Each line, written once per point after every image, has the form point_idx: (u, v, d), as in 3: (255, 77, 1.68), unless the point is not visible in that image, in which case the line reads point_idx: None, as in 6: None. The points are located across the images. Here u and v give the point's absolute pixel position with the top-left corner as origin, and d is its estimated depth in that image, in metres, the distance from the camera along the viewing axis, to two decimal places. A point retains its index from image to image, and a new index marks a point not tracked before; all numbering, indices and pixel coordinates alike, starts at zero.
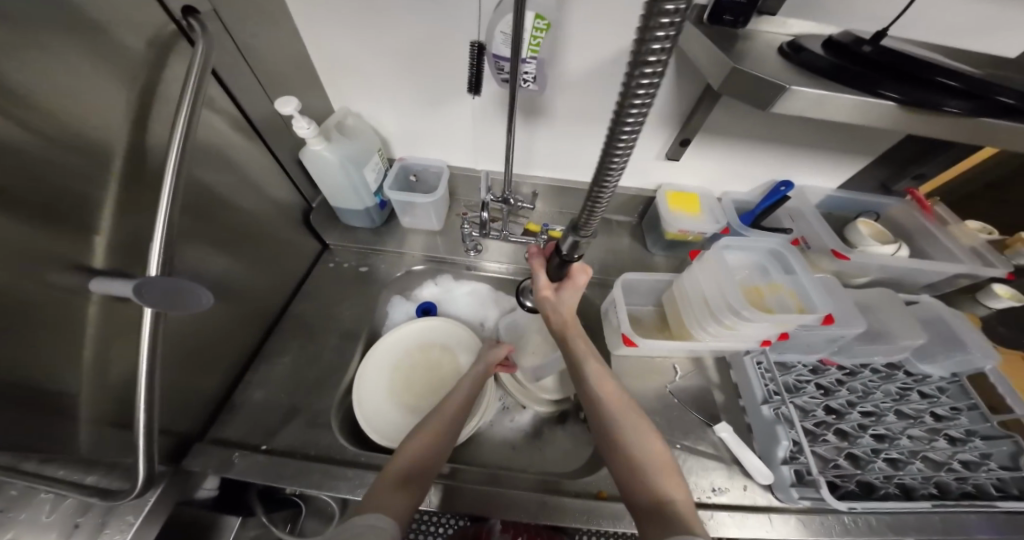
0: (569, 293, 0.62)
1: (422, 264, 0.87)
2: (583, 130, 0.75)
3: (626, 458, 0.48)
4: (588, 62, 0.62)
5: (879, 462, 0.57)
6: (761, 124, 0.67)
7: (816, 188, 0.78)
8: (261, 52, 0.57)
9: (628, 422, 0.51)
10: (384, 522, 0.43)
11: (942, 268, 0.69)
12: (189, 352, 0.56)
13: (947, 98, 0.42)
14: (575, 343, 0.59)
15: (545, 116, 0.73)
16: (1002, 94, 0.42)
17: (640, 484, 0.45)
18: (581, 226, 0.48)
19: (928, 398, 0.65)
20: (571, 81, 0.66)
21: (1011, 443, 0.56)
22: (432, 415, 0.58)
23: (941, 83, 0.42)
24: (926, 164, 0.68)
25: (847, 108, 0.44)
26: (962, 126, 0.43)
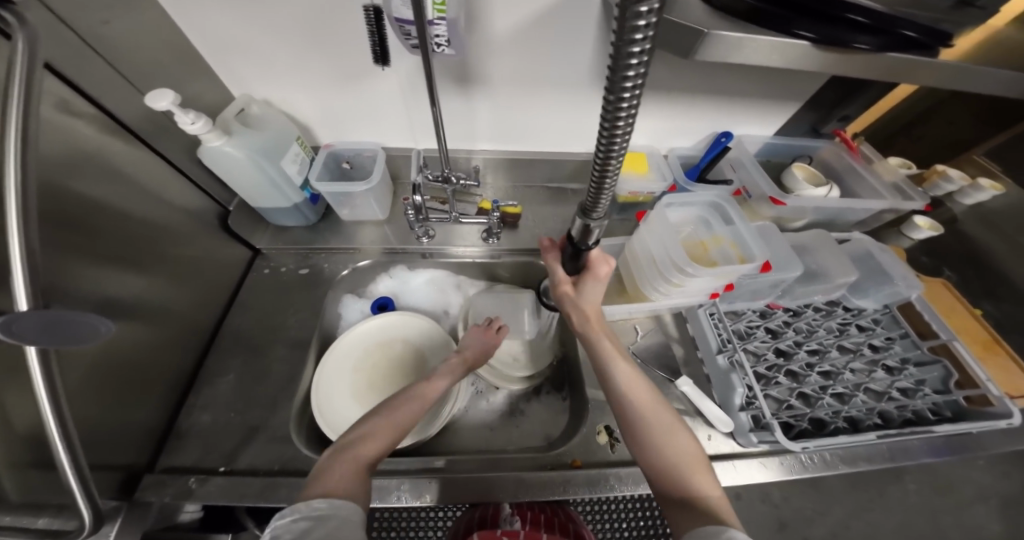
0: (591, 285, 0.58)
1: (370, 259, 0.82)
2: (522, 97, 0.71)
3: (655, 445, 0.48)
4: (515, 20, 0.57)
5: (826, 399, 0.62)
6: (696, 74, 0.66)
7: (755, 137, 0.79)
8: (119, 38, 0.48)
9: (656, 423, 0.49)
10: (345, 508, 0.39)
11: (869, 204, 0.72)
12: (108, 373, 0.50)
13: (857, 33, 0.41)
14: (601, 338, 0.56)
15: (476, 83, 0.68)
16: (907, 26, 0.41)
17: (674, 481, 0.45)
18: (591, 212, 0.42)
19: (866, 330, 0.70)
20: (499, 44, 0.61)
21: (940, 367, 0.64)
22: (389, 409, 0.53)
23: (853, 19, 0.40)
24: (849, 104, 0.70)
25: (768, 50, 0.43)
26: (872, 61, 0.44)
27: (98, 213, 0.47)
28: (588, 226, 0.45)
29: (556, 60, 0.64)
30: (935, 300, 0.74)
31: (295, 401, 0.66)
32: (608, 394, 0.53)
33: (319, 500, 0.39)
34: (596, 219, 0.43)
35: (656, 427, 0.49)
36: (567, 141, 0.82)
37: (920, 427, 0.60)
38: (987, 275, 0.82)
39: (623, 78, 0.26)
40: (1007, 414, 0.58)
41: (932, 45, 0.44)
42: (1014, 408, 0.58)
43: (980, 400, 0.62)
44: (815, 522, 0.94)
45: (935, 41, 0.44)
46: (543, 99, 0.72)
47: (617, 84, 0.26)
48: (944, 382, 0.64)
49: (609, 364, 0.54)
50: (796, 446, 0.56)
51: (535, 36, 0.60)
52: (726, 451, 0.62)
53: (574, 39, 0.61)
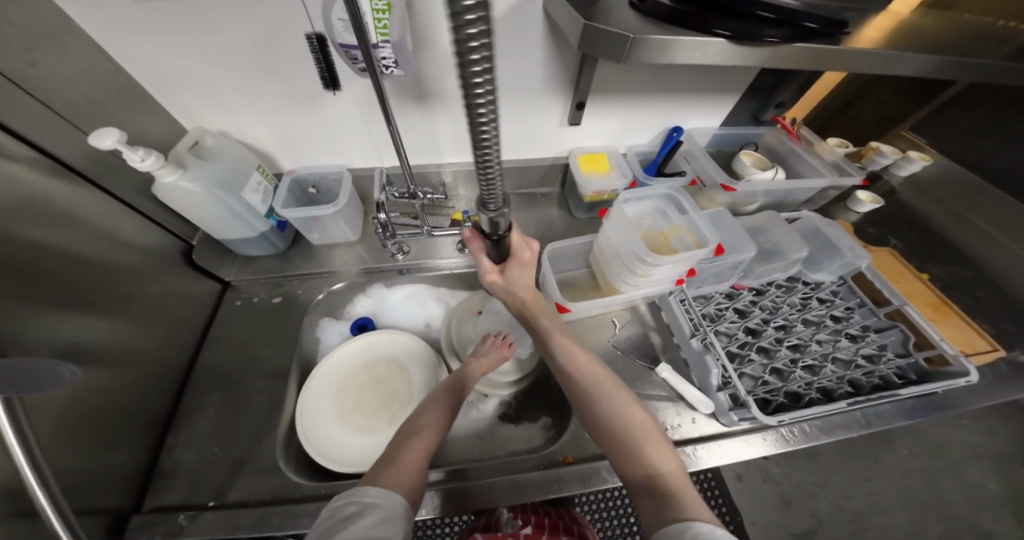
0: (518, 271, 0.62)
1: (344, 282, 0.82)
2: None
3: (608, 423, 0.48)
4: None
5: (797, 372, 0.65)
6: (636, 76, 0.70)
7: (703, 129, 0.83)
8: (51, 78, 0.47)
9: (604, 397, 0.51)
10: (394, 501, 0.40)
11: (813, 183, 0.77)
12: (82, 417, 0.49)
13: (765, 29, 0.45)
14: (539, 317, 0.60)
15: (433, 99, 0.70)
16: (807, 19, 0.46)
17: (630, 459, 0.45)
18: (489, 203, 0.36)
19: (826, 302, 0.74)
20: (451, 59, 0.63)
21: (898, 331, 0.67)
22: (432, 410, 0.55)
23: (762, 15, 0.44)
24: (780, 92, 0.75)
25: (690, 49, 0.46)
26: (785, 53, 0.47)
27: (45, 257, 0.46)
28: (493, 220, 0.39)
29: (506, 74, 0.67)
30: (886, 268, 0.78)
31: (280, 429, 0.65)
32: (558, 375, 0.55)
33: (371, 492, 0.40)
34: (496, 213, 0.38)
35: (607, 405, 0.50)
36: (529, 148, 0.84)
37: (887, 391, 0.64)
38: (931, 238, 0.88)
39: (471, 74, 0.23)
40: (964, 372, 0.62)
41: (832, 34, 0.49)
42: (971, 367, 0.62)
43: (939, 360, 0.65)
44: (817, 495, 0.97)
45: (833, 31, 0.49)
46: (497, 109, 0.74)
47: (467, 81, 0.24)
48: (904, 344, 0.67)
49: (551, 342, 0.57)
50: (773, 420, 0.58)
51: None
52: (712, 433, 0.63)
53: (518, 50, 0.63)
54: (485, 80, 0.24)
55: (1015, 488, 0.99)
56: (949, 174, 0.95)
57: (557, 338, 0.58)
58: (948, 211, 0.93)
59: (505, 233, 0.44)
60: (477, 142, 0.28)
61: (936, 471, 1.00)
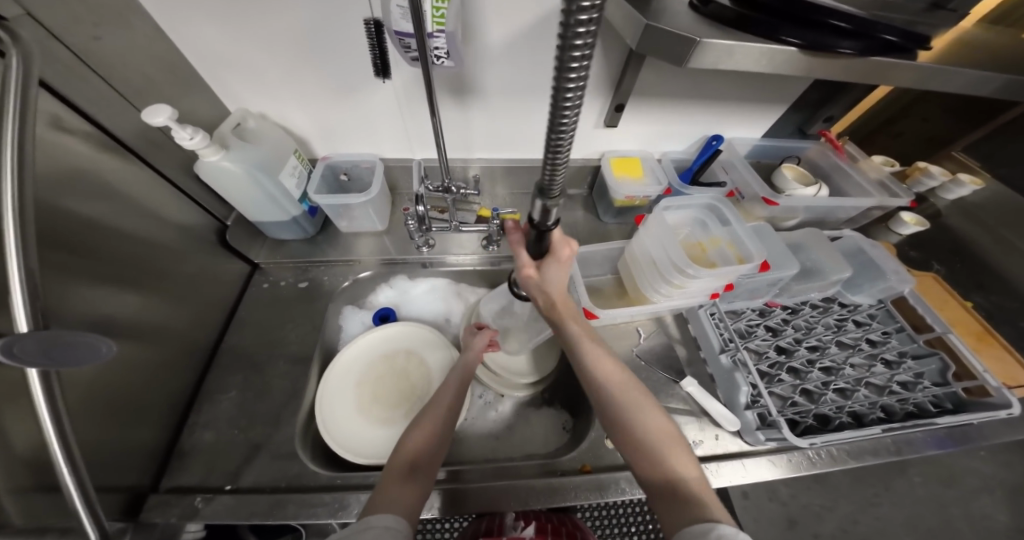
0: (553, 269, 0.54)
1: (371, 270, 0.82)
2: (518, 105, 0.72)
3: (631, 430, 0.47)
4: (509, 30, 0.58)
5: (829, 394, 0.63)
6: (683, 81, 0.68)
7: (744, 139, 0.81)
8: (111, 54, 0.48)
9: (632, 406, 0.49)
10: (400, 524, 0.41)
11: (858, 202, 0.74)
12: (108, 403, 0.49)
13: (839, 39, 0.43)
14: (568, 321, 0.55)
15: (471, 92, 0.68)
16: (885, 31, 0.43)
17: (653, 466, 0.44)
18: (548, 191, 0.34)
19: (862, 325, 0.71)
20: (497, 52, 0.62)
21: (938, 360, 0.64)
22: (422, 421, 0.53)
23: (837, 25, 0.42)
24: (832, 106, 0.73)
25: (757, 55, 0.44)
26: (854, 66, 0.46)
27: (85, 230, 0.45)
28: (545, 209, 0.38)
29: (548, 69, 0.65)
30: (928, 293, 0.75)
31: (298, 416, 0.65)
32: (582, 379, 0.52)
33: (373, 517, 0.40)
34: (553, 203, 0.36)
35: (641, 419, 0.47)
36: None
37: (923, 420, 0.61)
38: (971, 265, 0.85)
39: (568, 71, 0.23)
40: (1007, 404, 0.59)
41: (910, 48, 0.46)
42: (1014, 399, 0.59)
43: (979, 391, 0.62)
44: (823, 518, 0.95)
45: (912, 45, 0.46)
46: (532, 108, 0.73)
47: (563, 64, 0.22)
48: (943, 374, 0.64)
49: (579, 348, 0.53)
50: (803, 442, 0.57)
51: (526, 47, 0.61)
52: (736, 452, 0.62)
53: None
54: (585, 50, 0.21)
55: None
56: (998, 200, 0.91)
57: (585, 343, 0.54)
58: (992, 237, 0.89)
59: (553, 225, 0.42)
60: (553, 137, 0.27)
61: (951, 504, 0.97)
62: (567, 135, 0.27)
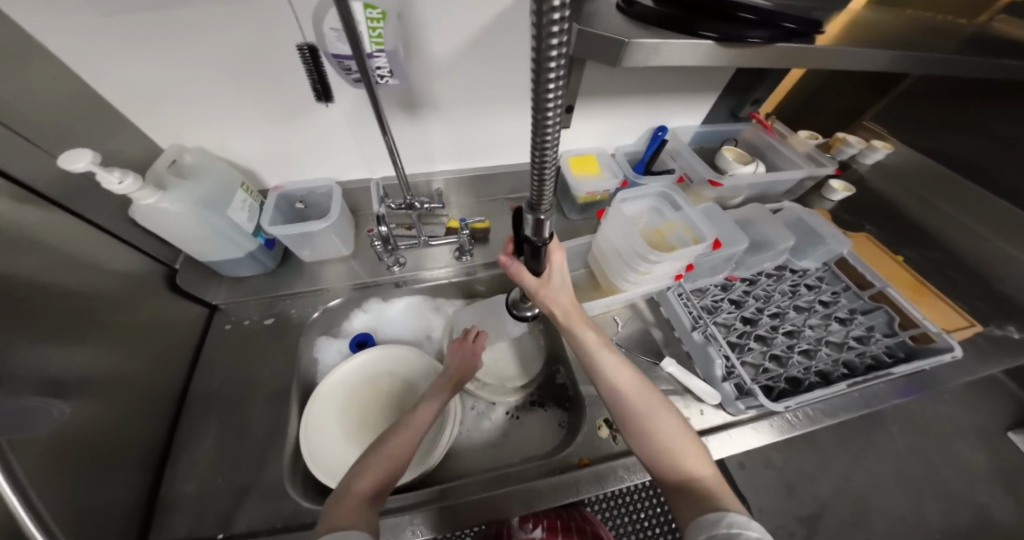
0: (561, 277, 0.55)
1: (341, 298, 0.79)
2: (471, 113, 0.73)
3: (651, 436, 0.50)
4: (454, 43, 0.60)
5: (795, 357, 0.67)
6: (623, 78, 0.72)
7: (686, 127, 0.86)
8: (16, 98, 0.44)
9: (654, 413, 0.52)
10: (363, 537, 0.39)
11: (790, 175, 0.80)
12: (70, 445, 0.44)
13: (748, 30, 0.47)
14: (582, 330, 0.56)
15: (423, 105, 0.68)
16: (786, 20, 0.48)
17: (671, 467, 0.48)
18: (539, 206, 0.34)
19: (813, 288, 0.76)
20: (443, 66, 0.62)
21: (883, 313, 0.70)
22: (393, 439, 0.51)
23: (743, 18, 0.46)
24: (757, 90, 0.79)
25: (680, 50, 0.47)
26: (766, 53, 0.49)
27: (14, 285, 0.41)
28: (538, 222, 0.37)
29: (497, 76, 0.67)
30: (866, 253, 0.83)
31: (284, 454, 0.61)
32: (601, 387, 0.55)
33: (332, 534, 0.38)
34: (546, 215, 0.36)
35: (663, 426, 0.50)
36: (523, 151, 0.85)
37: (881, 371, 0.66)
38: (895, 221, 0.95)
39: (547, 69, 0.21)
40: (949, 348, 0.65)
41: (809, 34, 0.51)
42: (953, 342, 0.65)
43: (924, 338, 0.68)
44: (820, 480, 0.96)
45: (810, 30, 0.50)
46: (485, 115, 0.74)
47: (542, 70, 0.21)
48: (890, 325, 0.70)
49: (599, 356, 0.55)
50: (779, 406, 0.60)
51: (473, 58, 0.63)
52: (722, 423, 0.65)
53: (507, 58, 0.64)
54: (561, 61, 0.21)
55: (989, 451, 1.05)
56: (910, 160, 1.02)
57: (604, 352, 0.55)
58: (910, 193, 1.00)
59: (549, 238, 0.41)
60: (538, 143, 0.26)
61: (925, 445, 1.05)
62: (552, 140, 0.26)
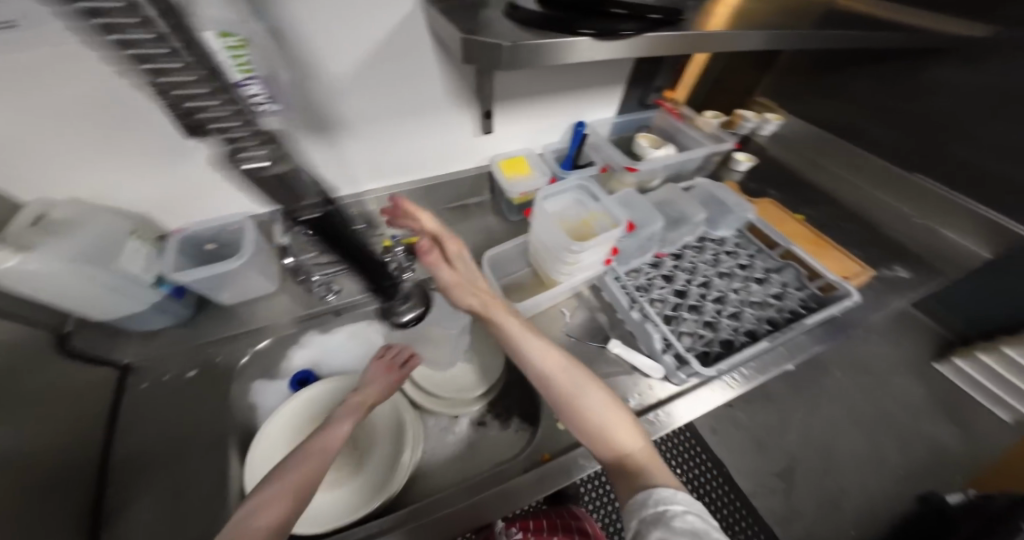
0: (464, 266, 0.62)
1: (266, 339, 0.74)
2: (387, 129, 0.67)
3: (580, 414, 0.49)
4: (352, 63, 0.55)
5: (723, 320, 0.71)
6: (535, 77, 0.71)
7: (602, 119, 0.89)
8: None
9: (583, 392, 0.51)
10: None
11: (698, 153, 0.86)
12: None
13: (620, 23, 0.47)
14: (501, 317, 0.56)
15: (332, 127, 0.62)
16: (651, 12, 0.49)
17: (602, 444, 0.48)
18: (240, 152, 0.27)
19: (732, 254, 0.81)
20: (347, 85, 0.58)
21: (791, 269, 0.76)
22: (288, 473, 0.43)
23: (614, 12, 0.47)
24: (656, 78, 0.84)
25: (562, 49, 0.46)
26: (641, 43, 0.49)
27: None
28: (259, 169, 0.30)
29: (405, 88, 0.62)
30: (767, 215, 0.90)
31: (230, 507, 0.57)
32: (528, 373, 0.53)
33: None
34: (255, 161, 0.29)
35: (593, 402, 0.50)
36: (451, 163, 0.81)
37: (797, 322, 0.70)
38: (791, 184, 1.06)
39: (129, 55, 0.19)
40: (847, 294, 0.71)
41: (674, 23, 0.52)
42: (850, 288, 0.71)
43: (829, 287, 0.74)
44: (785, 432, 1.21)
45: (672, 20, 0.52)
46: (404, 130, 0.69)
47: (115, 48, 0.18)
48: (799, 279, 0.76)
49: (523, 340, 0.54)
50: (711, 371, 0.62)
51: (378, 75, 0.59)
52: (668, 396, 0.66)
53: (415, 78, 0.61)
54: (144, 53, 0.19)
55: None
56: None
57: (529, 337, 0.55)
58: (802, 157, 1.12)
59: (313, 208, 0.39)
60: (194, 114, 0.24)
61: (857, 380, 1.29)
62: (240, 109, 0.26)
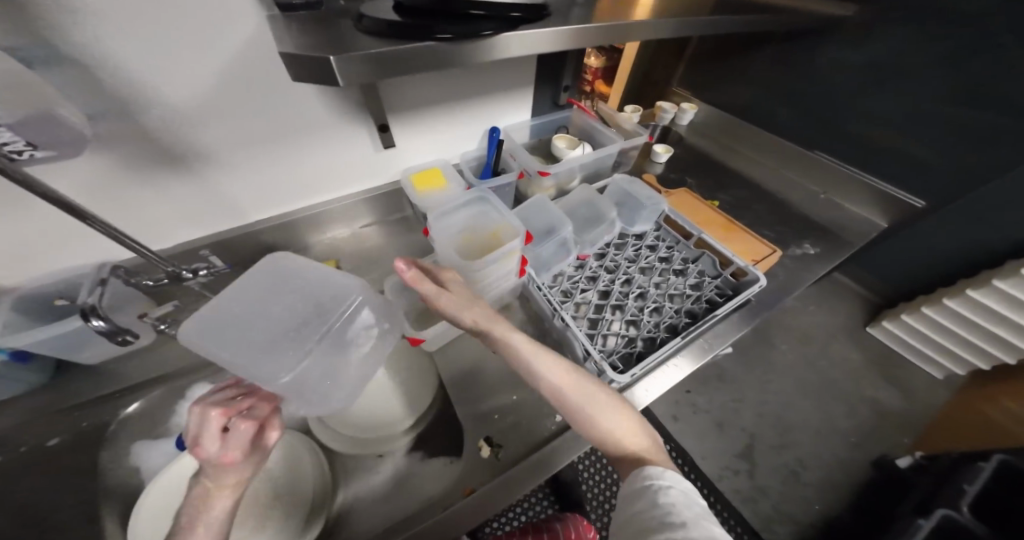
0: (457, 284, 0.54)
1: (137, 402, 0.63)
2: (262, 156, 0.61)
3: (587, 419, 0.46)
4: (194, 90, 0.49)
5: (642, 317, 0.69)
6: (425, 83, 0.67)
7: (515, 125, 0.87)
8: None
9: (588, 396, 0.47)
10: None
11: (609, 149, 0.85)
12: None
13: (481, 24, 0.43)
14: (497, 330, 0.51)
15: (191, 160, 0.56)
16: (511, 10, 0.45)
17: (608, 444, 0.46)
18: None
19: (652, 248, 0.81)
20: (196, 113, 0.52)
21: (706, 257, 0.76)
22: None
23: (470, 13, 0.43)
24: (563, 76, 0.82)
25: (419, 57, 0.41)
26: (505, 44, 0.45)
27: None
28: None
29: (273, 114, 0.57)
30: (682, 205, 0.90)
31: None
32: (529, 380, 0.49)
33: None
34: None
35: (597, 407, 0.47)
36: (356, 183, 0.76)
37: (713, 313, 0.69)
38: (714, 171, 1.08)
39: None
40: (755, 279, 0.70)
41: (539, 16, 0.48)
42: (758, 273, 0.70)
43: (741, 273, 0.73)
44: (742, 412, 1.28)
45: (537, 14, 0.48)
46: (285, 155, 0.63)
47: None
48: (714, 266, 0.75)
49: (523, 351, 0.49)
50: (626, 376, 0.58)
51: (234, 105, 0.53)
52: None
53: (279, 103, 0.56)
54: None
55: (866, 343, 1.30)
56: (713, 117, 1.18)
57: (526, 346, 0.50)
58: (718, 145, 1.17)
59: None
60: None
61: (810, 356, 1.38)
62: None
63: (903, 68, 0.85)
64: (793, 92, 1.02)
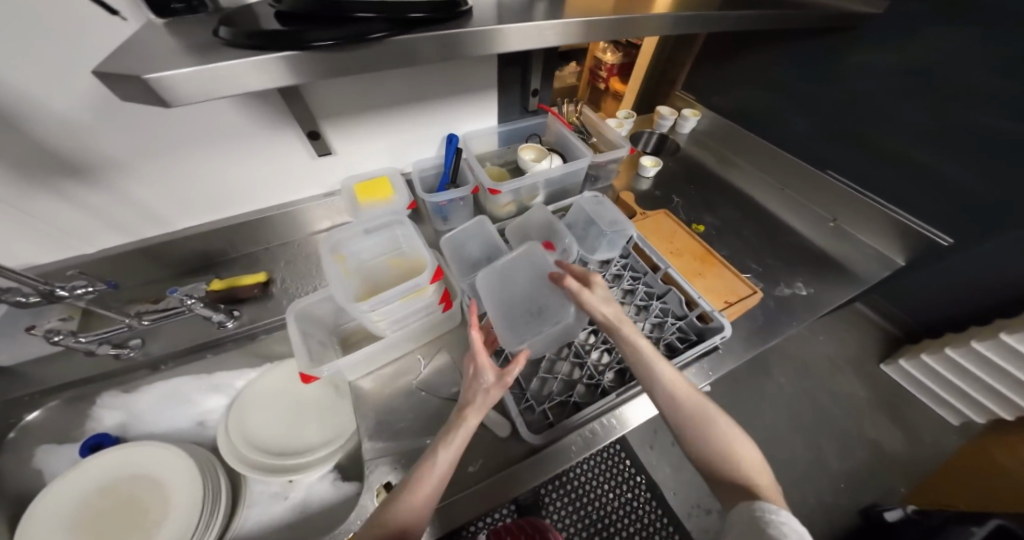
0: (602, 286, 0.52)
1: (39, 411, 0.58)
2: (177, 165, 0.58)
3: (711, 440, 0.43)
4: (79, 96, 0.46)
5: (587, 360, 0.62)
6: (367, 89, 0.62)
7: (477, 132, 0.80)
8: None
9: (715, 422, 0.44)
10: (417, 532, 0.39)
11: (579, 164, 0.77)
12: None
13: (369, 27, 0.36)
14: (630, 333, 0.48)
15: (96, 169, 0.53)
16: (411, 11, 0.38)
17: (728, 473, 0.42)
18: None
19: (614, 280, 0.73)
20: (89, 121, 0.48)
21: (672, 293, 0.67)
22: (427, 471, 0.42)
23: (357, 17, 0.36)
24: (532, 80, 0.74)
25: (291, 66, 0.35)
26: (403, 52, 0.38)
27: None
28: None
29: (179, 122, 0.53)
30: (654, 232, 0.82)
31: None
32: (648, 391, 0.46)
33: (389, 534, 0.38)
34: None
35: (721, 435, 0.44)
36: (295, 191, 0.72)
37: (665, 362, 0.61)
38: (708, 189, 0.97)
39: None
40: (721, 327, 0.62)
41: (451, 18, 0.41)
42: (724, 321, 0.62)
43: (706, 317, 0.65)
44: None
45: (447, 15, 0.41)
46: (204, 163, 0.59)
47: None
48: (680, 304, 0.66)
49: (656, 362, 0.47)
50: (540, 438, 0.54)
51: (132, 114, 0.50)
52: (507, 462, 0.54)
53: (185, 111, 0.52)
54: None
55: (874, 383, 1.15)
56: (717, 126, 1.06)
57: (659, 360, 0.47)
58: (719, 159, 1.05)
59: None
60: None
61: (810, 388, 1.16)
62: None
63: (951, 74, 0.68)
64: (811, 100, 0.87)
